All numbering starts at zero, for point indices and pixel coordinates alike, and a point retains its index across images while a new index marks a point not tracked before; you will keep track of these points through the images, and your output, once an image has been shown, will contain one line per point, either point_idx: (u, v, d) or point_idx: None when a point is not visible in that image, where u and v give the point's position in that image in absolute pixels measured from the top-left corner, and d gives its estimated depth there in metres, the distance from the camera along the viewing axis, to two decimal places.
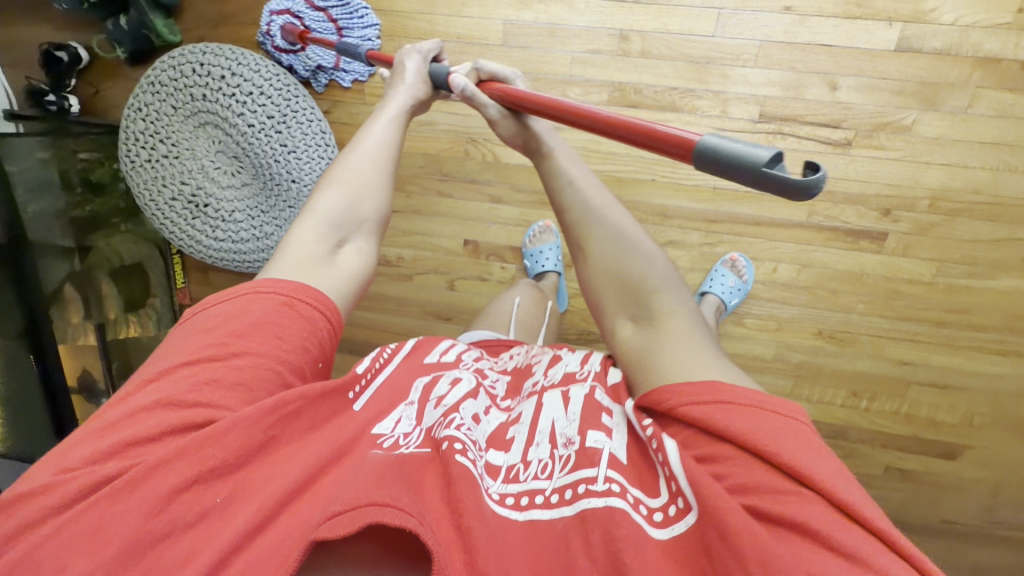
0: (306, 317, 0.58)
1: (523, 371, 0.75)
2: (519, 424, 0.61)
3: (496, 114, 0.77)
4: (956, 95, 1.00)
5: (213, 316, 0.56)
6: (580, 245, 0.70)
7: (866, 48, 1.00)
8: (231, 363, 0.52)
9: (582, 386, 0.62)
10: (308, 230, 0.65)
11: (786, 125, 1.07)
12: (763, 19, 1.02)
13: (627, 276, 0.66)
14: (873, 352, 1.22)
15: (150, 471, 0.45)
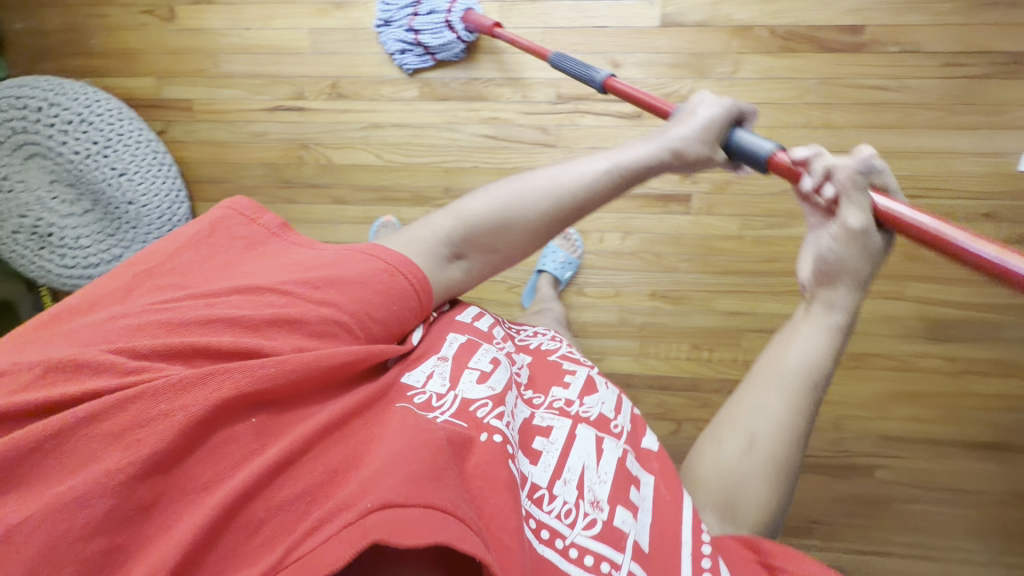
0: (394, 280, 0.75)
1: (550, 362, 0.90)
2: (546, 439, 0.76)
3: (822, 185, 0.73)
4: (722, 63, 1.09)
5: (280, 259, 0.77)
6: (730, 406, 0.76)
7: (636, 26, 1.09)
8: (301, 316, 0.67)
9: (614, 443, 0.78)
10: (446, 226, 0.82)
11: (580, 105, 1.15)
12: (544, 8, 1.10)
13: (733, 491, 0.72)
14: (706, 307, 1.30)
15: (174, 390, 0.53)
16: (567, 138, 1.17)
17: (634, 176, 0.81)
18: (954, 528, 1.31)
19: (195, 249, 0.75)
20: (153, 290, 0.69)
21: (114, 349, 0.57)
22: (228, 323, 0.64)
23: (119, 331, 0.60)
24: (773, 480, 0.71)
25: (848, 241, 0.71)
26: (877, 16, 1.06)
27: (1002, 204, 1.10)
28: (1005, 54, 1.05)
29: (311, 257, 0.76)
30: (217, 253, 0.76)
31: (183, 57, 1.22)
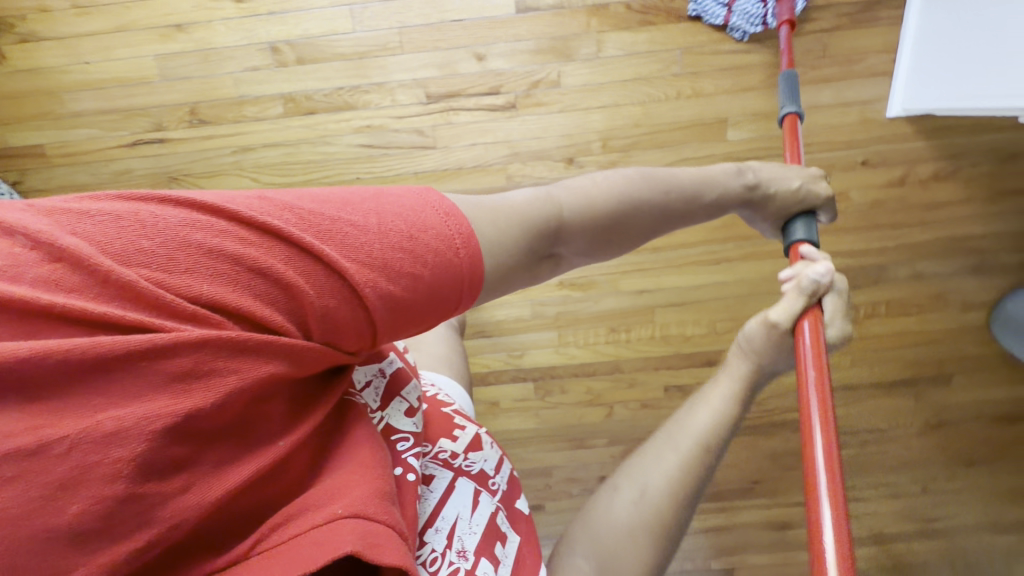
0: (454, 269, 0.49)
1: (441, 412, 0.76)
2: (427, 487, 0.65)
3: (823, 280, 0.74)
4: (586, 44, 1.08)
5: (416, 213, 0.49)
6: (635, 460, 0.71)
7: (493, 16, 1.06)
8: (354, 316, 0.45)
9: (490, 499, 0.69)
10: (527, 196, 0.62)
11: (452, 102, 1.12)
12: (393, 8, 1.06)
13: (621, 563, 0.63)
14: (613, 289, 1.33)
15: (299, 355, 0.42)
16: (444, 138, 1.15)
17: (720, 205, 0.79)
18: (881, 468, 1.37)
19: (371, 195, 0.49)
20: (336, 223, 0.44)
21: (238, 279, 0.40)
22: (317, 306, 0.42)
23: (190, 239, 0.39)
24: (650, 540, 0.64)
25: (768, 336, 0.75)
26: None
27: (874, 150, 1.17)
28: (846, 5, 1.10)
29: (431, 231, 0.48)
30: (397, 215, 0.48)
31: (25, 100, 1.14)
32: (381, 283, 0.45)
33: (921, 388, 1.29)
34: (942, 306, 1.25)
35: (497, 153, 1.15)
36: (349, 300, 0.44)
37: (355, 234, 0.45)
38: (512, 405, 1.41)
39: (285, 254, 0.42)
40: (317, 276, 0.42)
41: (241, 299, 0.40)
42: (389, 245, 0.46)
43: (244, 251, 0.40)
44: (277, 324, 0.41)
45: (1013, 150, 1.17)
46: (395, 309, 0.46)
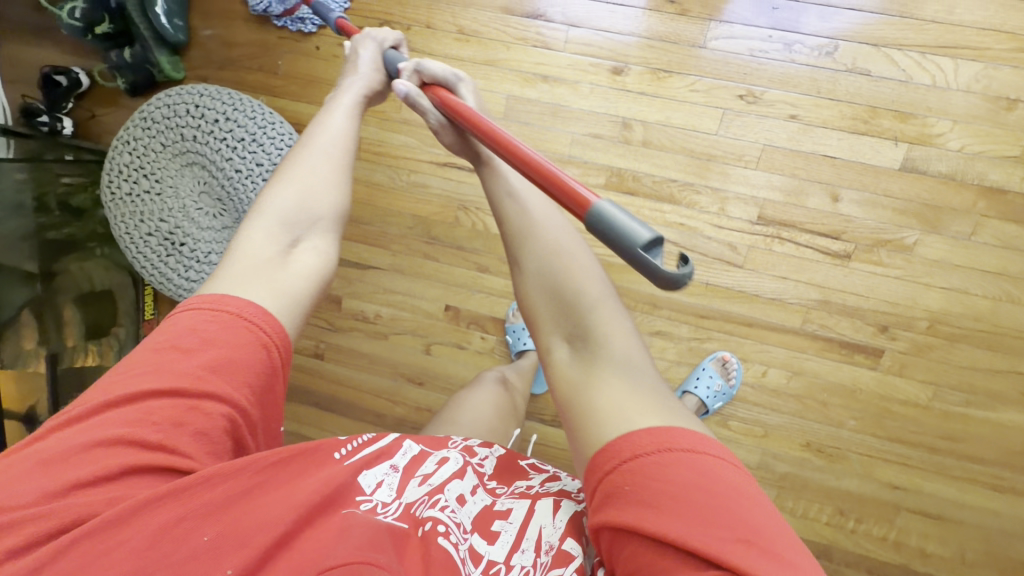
0: (249, 332, 0.51)
1: (517, 460, 0.69)
2: (505, 519, 0.59)
3: (436, 119, 0.72)
4: (961, 222, 0.98)
5: (187, 328, 0.50)
6: (532, 234, 0.61)
7: (871, 164, 0.98)
8: (207, 416, 0.48)
9: (574, 504, 0.61)
10: (256, 233, 0.58)
11: (785, 231, 1.04)
12: (767, 123, 1.00)
13: (580, 314, 0.57)
14: (864, 473, 1.14)
15: (179, 489, 0.44)
16: (756, 262, 1.07)
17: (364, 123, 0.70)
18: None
19: (184, 310, 0.52)
20: (126, 373, 0.48)
21: (83, 464, 0.44)
22: (175, 416, 0.47)
23: (64, 448, 0.44)
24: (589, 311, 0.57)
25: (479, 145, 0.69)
26: None
27: None
28: None
29: (193, 324, 0.50)
30: (173, 330, 0.51)
31: None
32: (197, 367, 0.48)
33: None
34: None
35: (803, 294, 1.07)
36: (194, 409, 0.47)
37: (143, 372, 0.48)
38: None
39: (127, 417, 0.46)
40: (152, 415, 0.46)
41: (112, 465, 0.44)
42: (169, 356, 0.49)
43: (108, 438, 0.45)
44: (131, 467, 0.44)
45: None
46: (219, 367, 0.49)
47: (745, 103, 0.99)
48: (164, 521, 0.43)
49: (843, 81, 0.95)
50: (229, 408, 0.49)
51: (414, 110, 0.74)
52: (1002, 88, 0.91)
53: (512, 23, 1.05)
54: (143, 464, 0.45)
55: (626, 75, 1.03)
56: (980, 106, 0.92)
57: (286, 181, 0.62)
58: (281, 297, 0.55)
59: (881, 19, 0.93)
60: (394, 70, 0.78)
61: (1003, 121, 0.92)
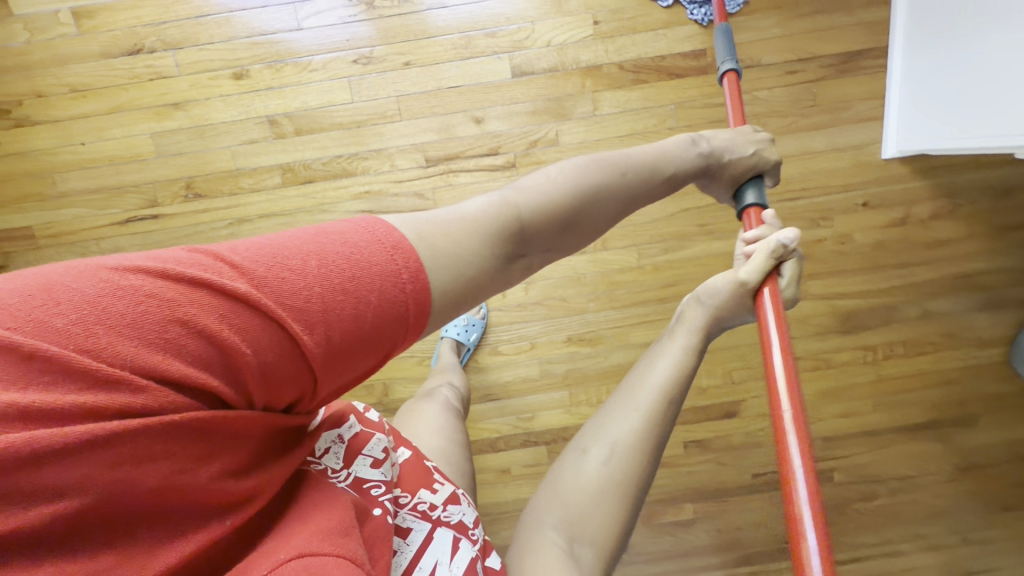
0: (397, 318, 0.47)
1: (424, 463, 0.72)
2: (404, 539, 0.62)
3: (743, 277, 0.73)
4: (581, 103, 1.09)
5: (362, 259, 0.46)
6: (604, 412, 0.72)
7: (489, 82, 1.07)
8: (295, 378, 0.45)
9: (471, 547, 0.65)
10: (489, 207, 0.59)
11: (453, 164, 1.12)
12: (392, 79, 1.07)
13: (586, 530, 0.66)
14: (622, 343, 1.25)
15: (240, 422, 0.43)
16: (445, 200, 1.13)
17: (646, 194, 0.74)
18: (909, 519, 1.31)
19: (311, 233, 0.47)
20: (270, 269, 0.44)
21: (166, 350, 0.39)
22: (275, 370, 0.44)
23: (160, 314, 0.39)
24: (617, 499, 0.67)
25: (732, 295, 0.73)
26: (711, 40, 1.08)
27: (872, 192, 1.19)
28: (830, 56, 1.12)
29: (371, 280, 0.46)
30: (335, 256, 0.46)
31: (12, 183, 1.11)
32: (329, 332, 0.44)
33: (946, 431, 1.31)
34: (957, 344, 1.28)
35: None
36: (295, 365, 0.44)
37: (294, 283, 0.44)
38: (523, 472, 1.29)
39: (250, 328, 0.42)
40: (255, 339, 0.42)
41: (217, 377, 0.41)
42: (330, 293, 0.44)
43: (221, 341, 0.41)
44: (218, 389, 0.41)
45: (1006, 186, 1.21)
46: (334, 358, 0.46)
47: (361, 66, 1.06)
48: (219, 454, 0.43)
49: (426, 19, 1.04)
50: (338, 370, 0.47)
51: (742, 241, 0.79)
52: None
53: (118, 65, 1.04)
54: (211, 389, 0.41)
55: (248, 76, 1.06)
56: (546, 4, 1.04)
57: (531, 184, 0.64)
58: (473, 277, 0.54)
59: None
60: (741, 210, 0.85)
61: (567, 9, 1.05)
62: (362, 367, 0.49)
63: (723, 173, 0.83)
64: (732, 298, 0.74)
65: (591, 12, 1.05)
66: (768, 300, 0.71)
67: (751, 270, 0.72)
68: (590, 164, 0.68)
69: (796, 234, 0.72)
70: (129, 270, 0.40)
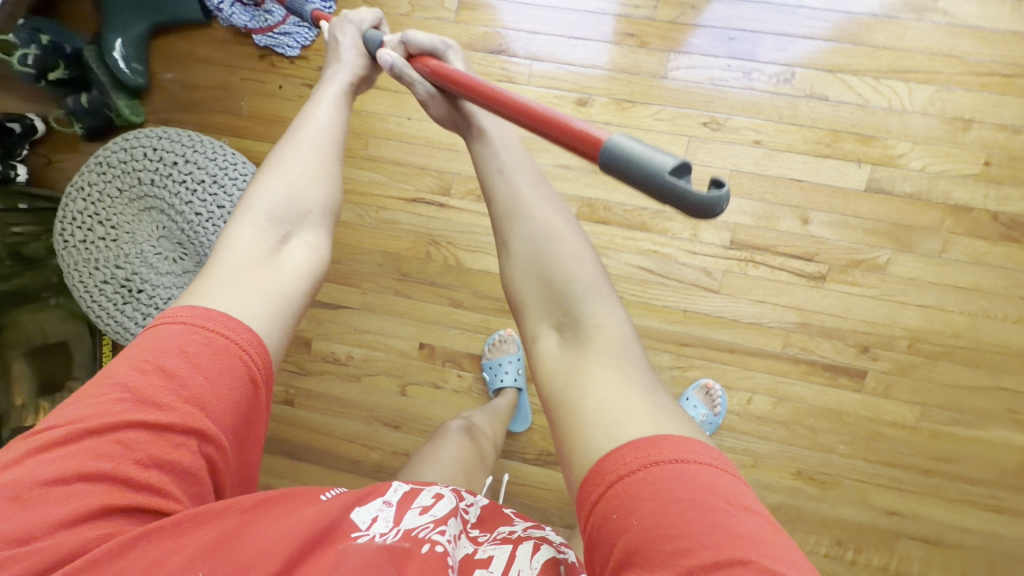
0: (225, 356, 0.50)
1: (501, 510, 0.68)
2: (486, 568, 0.54)
3: (423, 88, 0.74)
4: (930, 240, 0.98)
5: (162, 341, 0.49)
6: (508, 246, 0.64)
7: (838, 185, 0.98)
8: (184, 454, 0.47)
9: (552, 548, 0.57)
10: (245, 233, 0.59)
11: (758, 255, 1.04)
12: (734, 150, 1.00)
13: (557, 295, 0.60)
14: (856, 499, 1.10)
15: (177, 527, 0.44)
16: (732, 287, 1.06)
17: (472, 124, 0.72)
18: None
19: (132, 349, 0.50)
20: (99, 400, 0.46)
21: (59, 499, 0.42)
22: (155, 454, 0.45)
23: (29, 483, 0.42)
24: (592, 265, 0.61)
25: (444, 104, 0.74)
26: None
27: None
28: None
29: (174, 341, 0.49)
30: (153, 350, 0.49)
31: None
32: (180, 399, 0.47)
33: None
34: None
35: (783, 318, 1.05)
36: (173, 446, 0.46)
37: (115, 394, 0.47)
38: None
39: (107, 447, 0.44)
40: (116, 452, 0.44)
41: (107, 495, 0.43)
42: (147, 376, 0.48)
43: (86, 472, 0.43)
44: (109, 503, 0.43)
45: None
46: (202, 396, 0.48)
47: (710, 130, 1.00)
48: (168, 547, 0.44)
49: (803, 105, 0.97)
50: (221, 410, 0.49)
51: (404, 82, 0.75)
52: (956, 108, 0.93)
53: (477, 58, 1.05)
54: (116, 503, 0.43)
55: (591, 105, 1.03)
56: (939, 127, 0.94)
57: (273, 173, 0.64)
58: (269, 299, 0.56)
59: (831, 45, 0.95)
60: (376, 47, 0.78)
61: (961, 141, 0.94)
62: (227, 404, 0.49)
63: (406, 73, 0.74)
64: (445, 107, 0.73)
65: (986, 150, 0.94)
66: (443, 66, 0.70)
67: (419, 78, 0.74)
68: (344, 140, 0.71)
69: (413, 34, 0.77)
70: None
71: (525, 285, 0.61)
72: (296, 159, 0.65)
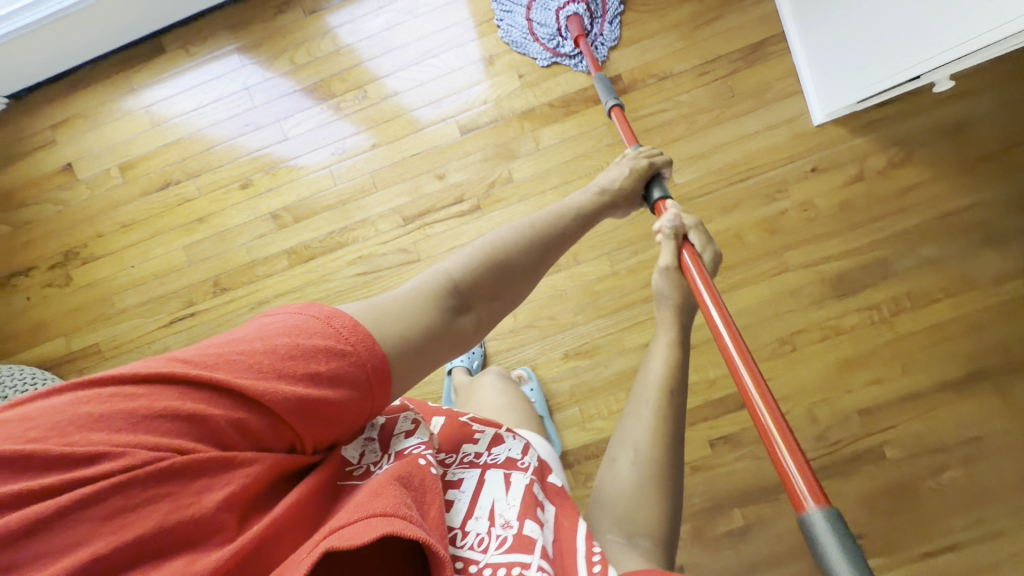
0: (353, 367, 0.54)
1: (462, 423, 0.75)
2: (459, 489, 0.64)
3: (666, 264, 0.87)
4: (525, 142, 1.25)
5: (300, 333, 0.53)
6: (615, 442, 0.74)
7: (441, 144, 1.26)
8: (271, 428, 0.51)
9: (523, 476, 0.65)
10: (429, 276, 0.68)
11: (426, 218, 1.28)
12: (364, 159, 1.28)
13: (633, 510, 0.66)
14: (620, 348, 1.28)
15: (237, 461, 0.48)
16: (425, 249, 1.27)
17: (585, 220, 0.86)
18: (1003, 492, 1.29)
19: (284, 317, 0.55)
20: (221, 356, 0.50)
21: (164, 426, 0.46)
22: (252, 428, 0.49)
23: (138, 409, 0.46)
24: (659, 490, 0.68)
25: (670, 279, 0.86)
26: (622, 66, 1.23)
27: (818, 157, 1.24)
28: (734, 52, 1.23)
29: (315, 346, 0.53)
30: (277, 336, 0.53)
31: (81, 310, 1.34)
32: (288, 388, 0.50)
33: (1000, 380, 1.27)
34: (971, 286, 1.26)
35: None
36: (270, 421, 0.50)
37: (243, 360, 0.50)
38: None
39: (211, 398, 0.48)
40: (228, 404, 0.49)
41: (198, 441, 0.47)
42: (280, 359, 0.51)
43: (165, 410, 0.46)
44: (196, 448, 0.46)
45: (959, 123, 1.22)
46: (321, 401, 0.52)
47: (338, 155, 1.28)
48: (219, 484, 0.47)
49: (386, 105, 1.26)
50: (350, 395, 0.54)
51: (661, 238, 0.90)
52: (479, 53, 1.25)
53: (156, 198, 1.30)
54: (199, 450, 0.46)
55: (253, 184, 1.29)
56: (478, 70, 1.25)
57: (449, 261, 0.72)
58: (421, 330, 0.62)
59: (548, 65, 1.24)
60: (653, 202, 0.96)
61: (494, 71, 1.25)
62: (324, 418, 0.53)
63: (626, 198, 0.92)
64: (672, 285, 0.85)
65: (515, 68, 1.24)
66: (691, 264, 0.84)
67: (672, 252, 0.88)
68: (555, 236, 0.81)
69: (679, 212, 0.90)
70: (122, 379, 0.47)
71: (621, 481, 0.69)
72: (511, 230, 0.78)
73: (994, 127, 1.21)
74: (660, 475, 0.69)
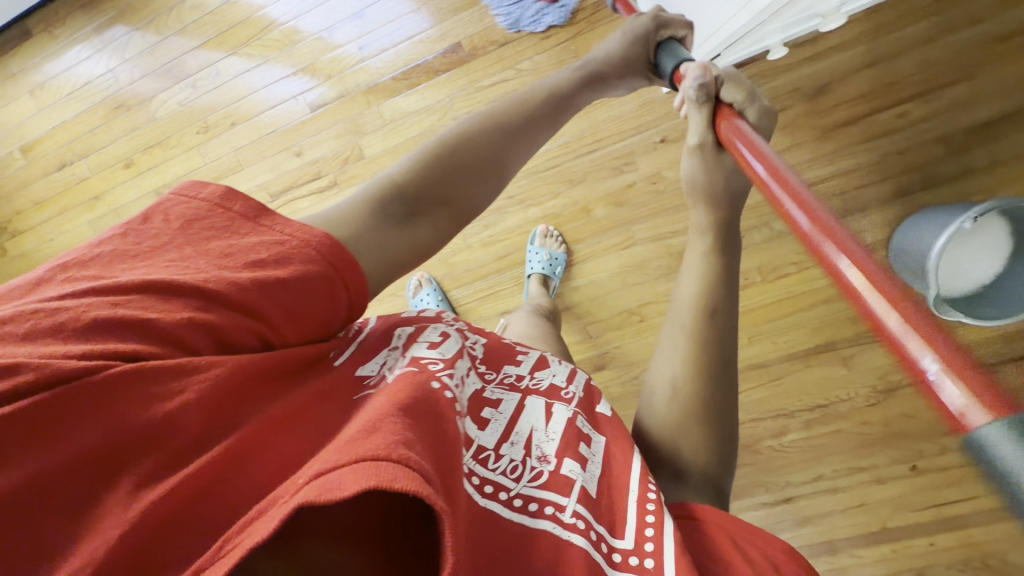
0: (298, 252, 0.47)
1: (503, 348, 0.79)
2: (495, 408, 0.65)
3: (696, 142, 0.78)
4: (371, 116, 1.26)
5: (239, 236, 0.47)
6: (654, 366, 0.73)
7: (292, 119, 1.30)
8: (237, 329, 0.43)
9: (565, 410, 0.66)
10: (375, 183, 0.60)
11: (291, 194, 1.34)
12: (229, 137, 1.34)
13: (677, 440, 0.65)
14: (476, 317, 1.36)
15: (187, 372, 0.39)
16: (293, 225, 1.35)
17: (570, 96, 0.77)
18: (840, 450, 1.30)
19: (220, 219, 0.48)
20: (171, 261, 0.44)
21: (105, 327, 0.38)
22: (213, 329, 0.42)
23: (65, 312, 0.38)
24: (704, 426, 0.64)
25: (700, 160, 0.78)
26: (461, 35, 1.20)
27: (670, 126, 1.18)
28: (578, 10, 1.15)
29: (256, 240, 0.47)
30: (224, 242, 0.46)
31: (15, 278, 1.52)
32: (243, 279, 0.44)
33: (845, 352, 1.27)
34: None
35: None
36: (228, 318, 0.43)
37: (190, 261, 0.44)
38: None
39: (154, 299, 0.41)
40: (170, 305, 0.41)
41: (137, 341, 0.38)
42: (221, 259, 0.45)
43: (107, 310, 0.39)
44: (138, 350, 0.38)
45: (820, 85, 1.12)
46: (273, 288, 0.45)
47: (204, 133, 1.34)
48: (167, 400, 0.37)
49: (241, 80, 1.31)
50: (319, 289, 0.47)
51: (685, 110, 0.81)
52: (318, 26, 1.27)
53: (57, 177, 1.43)
54: (147, 353, 0.38)
55: (135, 162, 1.39)
56: (320, 43, 1.27)
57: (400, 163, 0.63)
58: (366, 233, 0.54)
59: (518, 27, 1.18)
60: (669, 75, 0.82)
61: (335, 44, 1.26)
62: (298, 315, 0.47)
63: (618, 65, 0.82)
64: (713, 163, 0.77)
65: (357, 42, 1.25)
66: (723, 125, 0.73)
67: (700, 125, 0.77)
68: (538, 115, 0.72)
69: (706, 66, 0.75)
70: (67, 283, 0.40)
71: (660, 411, 0.68)
72: (466, 121, 0.68)
73: (858, 88, 1.11)
74: (698, 396, 0.65)
